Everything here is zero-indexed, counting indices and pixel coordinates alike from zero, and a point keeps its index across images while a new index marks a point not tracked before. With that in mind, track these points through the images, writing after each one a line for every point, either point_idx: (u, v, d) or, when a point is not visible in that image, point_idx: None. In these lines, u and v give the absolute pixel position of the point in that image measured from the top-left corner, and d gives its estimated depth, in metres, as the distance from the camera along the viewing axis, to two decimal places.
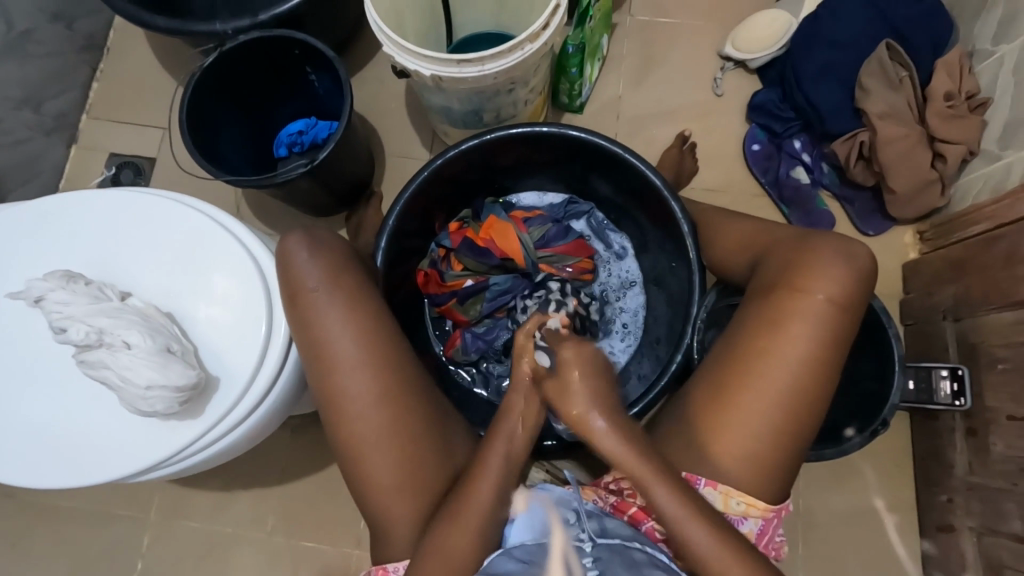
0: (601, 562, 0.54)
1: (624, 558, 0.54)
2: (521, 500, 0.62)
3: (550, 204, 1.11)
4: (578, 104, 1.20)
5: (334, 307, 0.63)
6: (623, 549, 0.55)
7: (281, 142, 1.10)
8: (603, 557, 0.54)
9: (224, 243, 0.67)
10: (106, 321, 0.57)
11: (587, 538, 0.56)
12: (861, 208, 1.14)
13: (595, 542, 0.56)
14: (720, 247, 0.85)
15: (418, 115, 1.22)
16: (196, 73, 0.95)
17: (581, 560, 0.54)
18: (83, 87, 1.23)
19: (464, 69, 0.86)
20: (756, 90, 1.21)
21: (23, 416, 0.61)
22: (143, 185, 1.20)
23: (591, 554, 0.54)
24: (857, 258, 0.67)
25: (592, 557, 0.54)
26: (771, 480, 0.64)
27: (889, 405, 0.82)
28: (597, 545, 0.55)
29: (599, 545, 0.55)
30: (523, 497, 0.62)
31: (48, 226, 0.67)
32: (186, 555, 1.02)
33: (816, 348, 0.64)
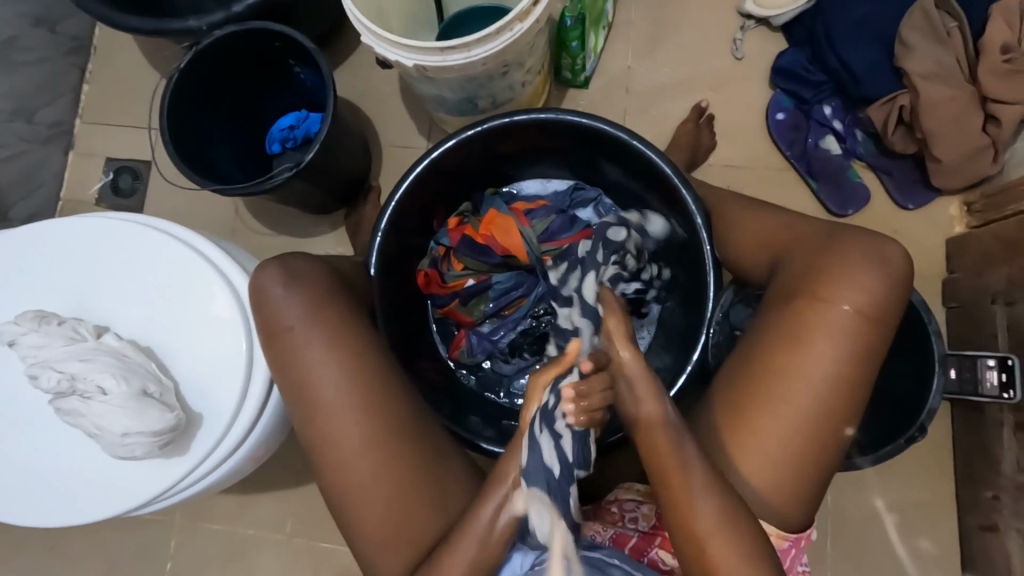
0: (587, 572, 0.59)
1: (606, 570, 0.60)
2: (522, 500, 0.59)
3: (554, 193, 1.04)
4: (583, 79, 1.10)
5: (317, 343, 0.62)
6: (602, 565, 0.60)
7: (273, 139, 1.06)
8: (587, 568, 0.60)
9: (201, 270, 0.65)
10: (77, 366, 0.56)
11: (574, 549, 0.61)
12: (900, 178, 1.03)
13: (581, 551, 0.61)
14: (737, 241, 0.77)
15: (414, 101, 1.15)
16: (174, 77, 0.90)
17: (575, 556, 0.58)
18: (73, 92, 1.20)
19: (449, 57, 0.78)
20: (782, 51, 1.09)
21: (12, 459, 0.61)
22: (141, 190, 1.16)
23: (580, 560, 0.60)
24: (889, 262, 0.60)
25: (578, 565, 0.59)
26: (794, 510, 0.60)
27: (927, 410, 0.75)
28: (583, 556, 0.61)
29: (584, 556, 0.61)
30: (523, 501, 0.59)
31: (22, 261, 0.65)
32: (209, 559, 1.04)
33: (841, 365, 0.59)
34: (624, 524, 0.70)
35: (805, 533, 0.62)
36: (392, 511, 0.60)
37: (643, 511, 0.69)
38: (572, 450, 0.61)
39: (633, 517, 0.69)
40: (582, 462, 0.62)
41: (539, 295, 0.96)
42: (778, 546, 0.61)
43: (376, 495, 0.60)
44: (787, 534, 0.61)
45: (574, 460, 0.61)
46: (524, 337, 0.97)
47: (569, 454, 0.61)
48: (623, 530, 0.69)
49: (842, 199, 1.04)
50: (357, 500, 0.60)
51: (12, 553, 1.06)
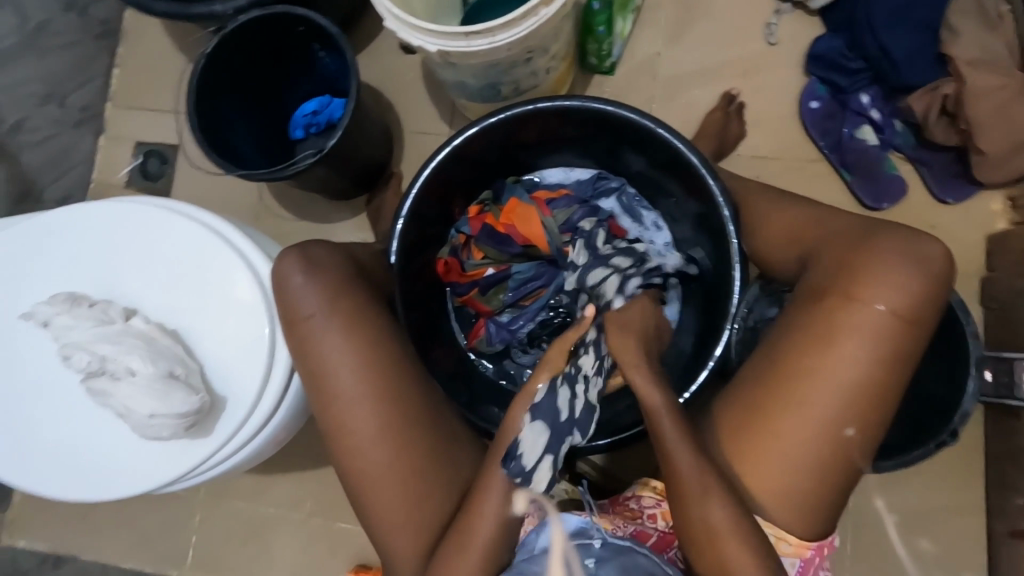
0: (603, 562, 0.54)
1: (629, 560, 0.55)
2: (522, 501, 0.58)
3: (577, 181, 1.02)
4: (609, 65, 1.07)
5: (335, 333, 0.62)
6: (629, 552, 0.56)
7: (296, 125, 1.06)
8: (607, 556, 0.55)
9: (225, 256, 0.65)
10: (107, 348, 0.58)
11: (598, 536, 0.57)
12: (939, 170, 0.99)
13: (605, 539, 0.57)
14: (764, 235, 0.75)
15: (436, 87, 1.14)
16: (200, 61, 0.91)
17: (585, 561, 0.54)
18: (104, 76, 1.22)
19: (474, 43, 0.77)
20: (818, 36, 1.05)
21: (44, 434, 0.63)
22: (168, 174, 1.18)
23: (595, 555, 0.55)
24: (928, 262, 0.58)
25: (595, 556, 0.55)
26: (813, 516, 0.59)
27: (959, 414, 0.72)
28: (606, 544, 0.56)
29: (606, 544, 0.56)
30: (523, 498, 0.58)
31: (54, 243, 0.67)
32: (231, 535, 1.07)
33: (871, 369, 0.57)
34: (643, 522, 0.68)
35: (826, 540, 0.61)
36: (408, 497, 0.61)
37: (662, 510, 0.68)
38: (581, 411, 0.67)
39: (653, 515, 0.68)
40: (585, 425, 0.67)
41: (559, 286, 0.94)
42: (797, 554, 0.60)
43: (393, 481, 0.61)
44: (808, 543, 0.60)
45: (578, 420, 0.66)
46: (543, 327, 0.95)
47: (575, 412, 0.66)
48: (643, 527, 0.67)
49: (876, 192, 1.00)
50: (374, 486, 0.61)
51: (49, 520, 1.11)
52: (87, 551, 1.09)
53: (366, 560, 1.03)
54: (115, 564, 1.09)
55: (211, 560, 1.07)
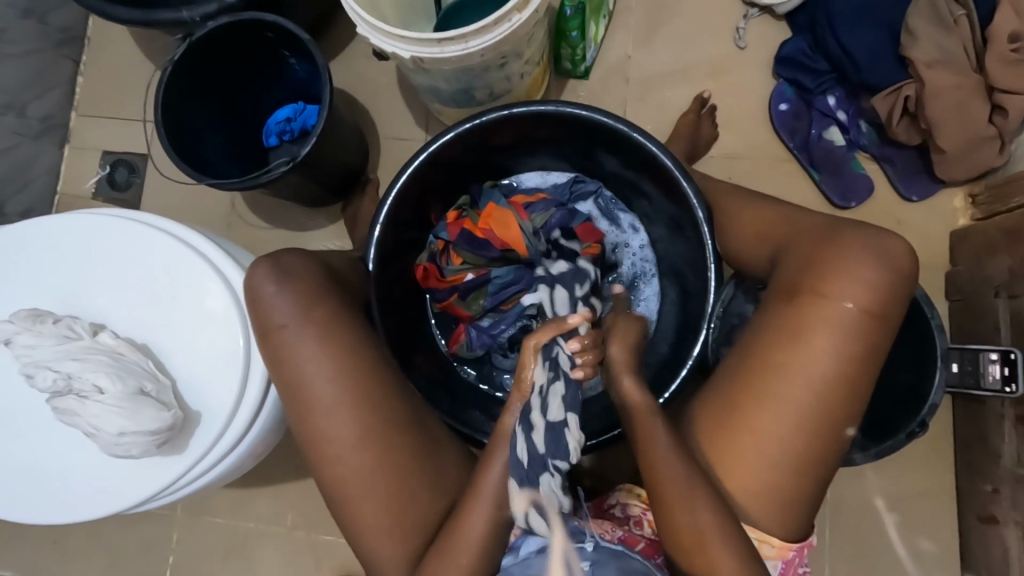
0: (598, 565, 0.55)
1: (622, 563, 0.56)
2: (521, 502, 0.58)
3: (554, 185, 1.03)
4: (584, 69, 1.08)
5: (309, 343, 0.61)
6: (623, 556, 0.57)
7: (269, 132, 1.04)
8: (602, 559, 0.56)
9: (196, 267, 0.64)
10: (72, 366, 0.56)
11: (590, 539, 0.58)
12: (903, 168, 1.02)
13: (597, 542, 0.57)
14: (738, 235, 0.76)
15: (411, 92, 1.13)
16: (167, 69, 0.89)
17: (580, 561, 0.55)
18: (67, 84, 1.18)
19: (446, 49, 0.77)
20: (784, 40, 1.07)
21: (8, 456, 0.61)
22: (137, 184, 1.15)
23: (591, 557, 0.56)
24: (893, 257, 0.59)
25: (590, 558, 0.55)
26: (792, 512, 0.60)
27: (929, 405, 0.74)
28: (599, 547, 0.57)
29: (600, 546, 0.57)
30: (523, 497, 0.58)
31: (16, 259, 0.65)
32: (211, 552, 1.04)
33: (842, 364, 0.58)
34: (631, 528, 0.68)
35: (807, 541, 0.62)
36: (390, 507, 0.60)
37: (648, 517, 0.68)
38: (542, 445, 0.60)
39: (640, 521, 0.68)
40: (556, 454, 0.61)
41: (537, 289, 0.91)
42: (779, 556, 0.61)
43: (374, 492, 0.60)
44: (790, 545, 0.61)
45: (550, 449, 0.61)
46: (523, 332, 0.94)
47: (541, 445, 0.60)
48: (631, 532, 0.67)
49: (844, 190, 1.03)
50: (355, 497, 0.60)
51: (17, 545, 1.07)
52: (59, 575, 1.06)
53: (351, 571, 1.02)
54: None
55: None
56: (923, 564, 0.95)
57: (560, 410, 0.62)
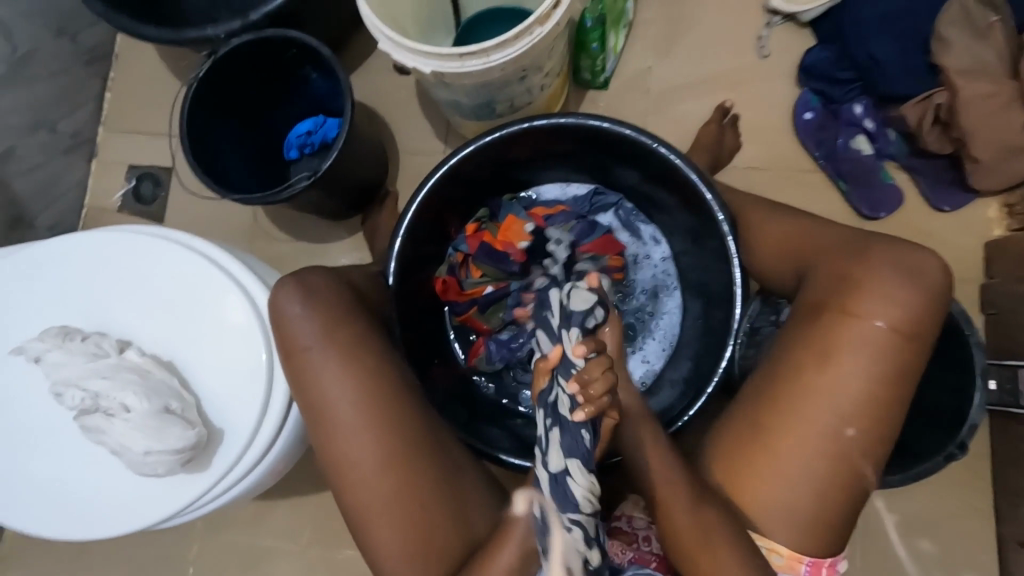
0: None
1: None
2: (522, 501, 0.58)
3: (574, 197, 1.01)
4: (603, 80, 1.08)
5: (332, 363, 0.61)
6: None
7: (291, 146, 1.05)
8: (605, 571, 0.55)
9: (220, 284, 0.64)
10: (100, 384, 0.57)
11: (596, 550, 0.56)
12: (934, 178, 0.99)
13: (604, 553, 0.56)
14: (764, 249, 0.74)
15: (430, 105, 1.14)
16: (192, 86, 0.90)
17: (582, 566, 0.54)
18: (96, 101, 1.21)
19: (468, 63, 0.77)
20: (808, 48, 1.05)
21: (36, 472, 0.61)
22: (161, 198, 1.17)
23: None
24: (929, 276, 0.57)
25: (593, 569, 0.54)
26: (817, 537, 0.58)
27: (968, 426, 0.71)
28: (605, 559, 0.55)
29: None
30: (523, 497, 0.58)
31: (46, 276, 0.66)
32: (230, 564, 1.04)
33: (875, 388, 0.56)
34: (640, 545, 0.67)
35: (827, 559, 0.59)
36: (412, 528, 0.59)
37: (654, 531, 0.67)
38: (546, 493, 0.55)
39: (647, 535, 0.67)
40: (563, 505, 0.54)
41: None
42: (790, 567, 0.59)
43: (396, 512, 0.59)
44: (801, 557, 0.58)
45: (558, 501, 0.54)
46: None
47: (547, 495, 0.55)
48: (640, 552, 0.67)
49: (872, 202, 1.00)
50: (376, 517, 0.60)
51: (43, 552, 1.09)
52: None
53: None
54: None
55: None
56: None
57: (561, 459, 0.54)
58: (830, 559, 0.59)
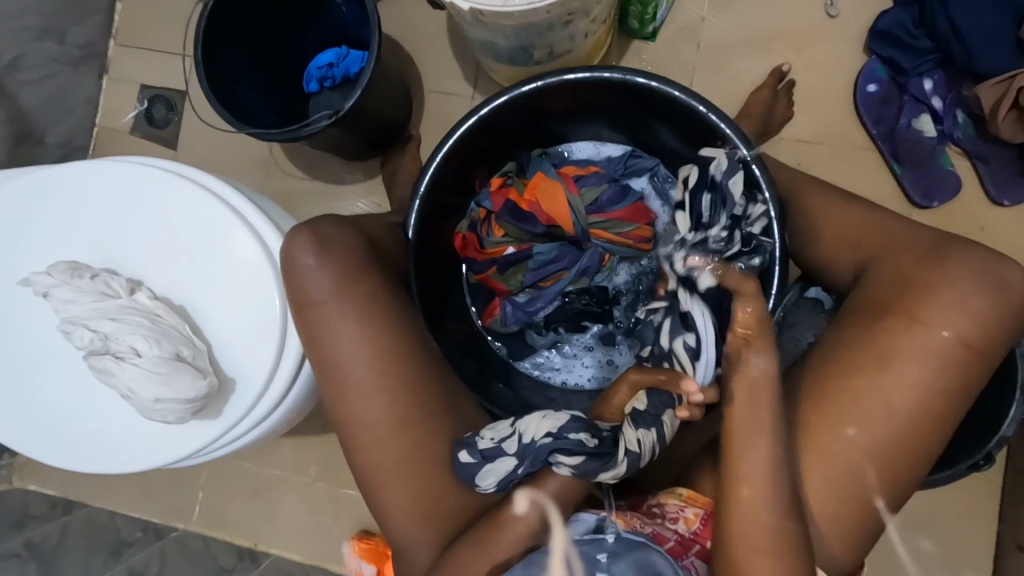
0: (615, 556, 0.52)
1: (639, 559, 0.52)
2: (522, 501, 0.58)
3: (608, 158, 0.95)
4: (652, 30, 0.99)
5: (346, 323, 0.59)
6: (643, 548, 0.52)
7: (310, 77, 0.98)
8: (619, 551, 0.52)
9: (232, 227, 0.61)
10: (111, 326, 0.55)
11: (610, 531, 0.54)
12: (998, 168, 0.92)
13: (619, 535, 0.54)
14: (815, 237, 0.69)
15: (461, 43, 1.06)
16: (209, 3, 0.83)
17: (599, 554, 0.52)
18: (107, 11, 1.13)
19: (511, 2, 0.69)
20: (883, 11, 0.96)
21: (48, 404, 0.61)
22: (174, 122, 1.12)
23: (609, 548, 0.53)
24: (1002, 285, 0.53)
25: (607, 551, 0.52)
26: (853, 547, 0.55)
27: (998, 437, 0.67)
28: (618, 539, 0.53)
29: (621, 538, 0.53)
30: (524, 497, 0.58)
31: (52, 204, 0.63)
32: (238, 492, 1.08)
33: (924, 398, 0.53)
34: (663, 523, 0.64)
35: None
36: (422, 491, 0.59)
37: (687, 515, 0.64)
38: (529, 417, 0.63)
39: (676, 518, 0.64)
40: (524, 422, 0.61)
41: (582, 270, 0.91)
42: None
43: (406, 475, 0.59)
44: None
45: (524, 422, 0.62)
46: (561, 312, 0.93)
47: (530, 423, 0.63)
48: (661, 528, 0.63)
49: (926, 188, 0.94)
50: (385, 479, 0.59)
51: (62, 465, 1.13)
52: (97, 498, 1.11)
53: (368, 527, 1.04)
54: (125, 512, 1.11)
55: (217, 514, 1.08)
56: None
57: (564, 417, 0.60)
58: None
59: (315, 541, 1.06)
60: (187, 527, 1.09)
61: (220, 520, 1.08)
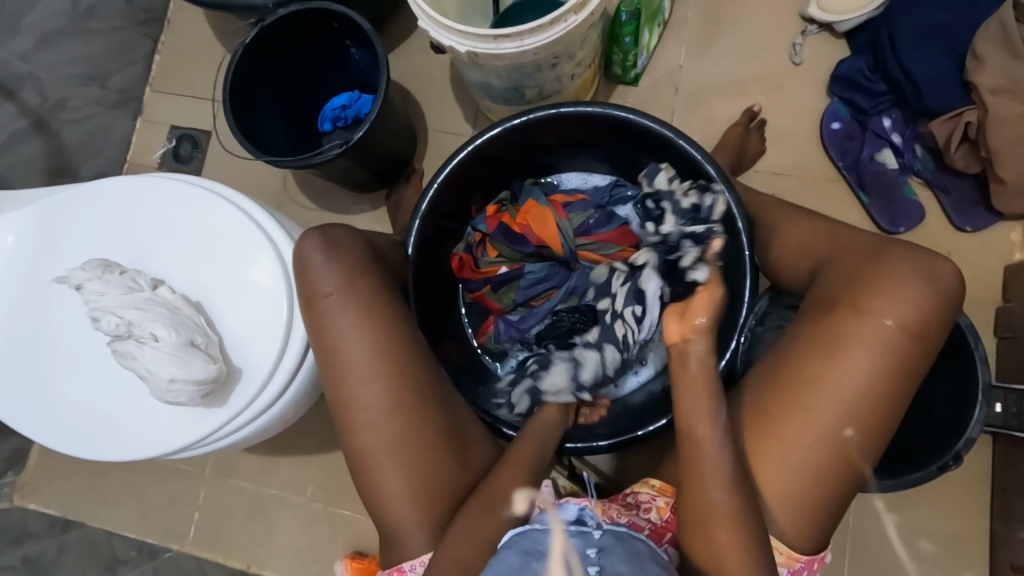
0: (605, 550, 0.53)
1: (628, 550, 0.54)
2: (523, 500, 0.63)
3: (594, 187, 1.03)
4: (633, 76, 1.09)
5: (350, 312, 0.64)
6: (629, 540, 0.55)
7: (325, 117, 1.09)
8: (608, 545, 0.54)
9: (248, 232, 0.68)
10: (134, 313, 0.61)
11: (596, 525, 0.56)
12: (957, 197, 0.99)
13: (603, 528, 0.55)
14: (779, 248, 0.75)
15: (462, 87, 1.17)
16: (239, 51, 0.95)
17: (588, 551, 0.53)
18: (145, 61, 1.26)
19: (502, 45, 0.79)
20: (842, 58, 1.06)
21: (72, 394, 0.66)
22: (199, 158, 1.22)
23: (597, 543, 0.54)
24: (939, 279, 0.59)
25: (596, 545, 0.53)
26: (815, 518, 0.59)
27: (965, 438, 0.72)
28: (606, 534, 0.55)
29: (606, 532, 0.55)
30: (523, 498, 0.63)
31: (90, 213, 0.70)
32: (234, 512, 1.09)
33: (874, 381, 0.58)
34: (638, 513, 0.67)
35: (818, 555, 0.61)
36: (412, 477, 0.63)
37: (658, 504, 0.67)
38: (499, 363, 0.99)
39: (649, 508, 0.67)
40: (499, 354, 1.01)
41: (570, 289, 0.95)
42: (785, 564, 0.60)
43: (397, 460, 0.63)
44: (798, 554, 0.60)
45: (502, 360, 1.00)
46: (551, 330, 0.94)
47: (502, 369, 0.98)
48: (636, 518, 0.66)
49: (893, 215, 1.00)
50: (377, 465, 0.63)
51: (62, 485, 1.14)
52: (94, 518, 1.13)
53: (362, 547, 1.05)
54: (121, 532, 1.11)
55: (212, 535, 1.09)
56: None
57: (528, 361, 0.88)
58: (820, 555, 0.61)
59: (309, 561, 1.06)
60: (181, 548, 1.09)
61: (214, 541, 1.08)
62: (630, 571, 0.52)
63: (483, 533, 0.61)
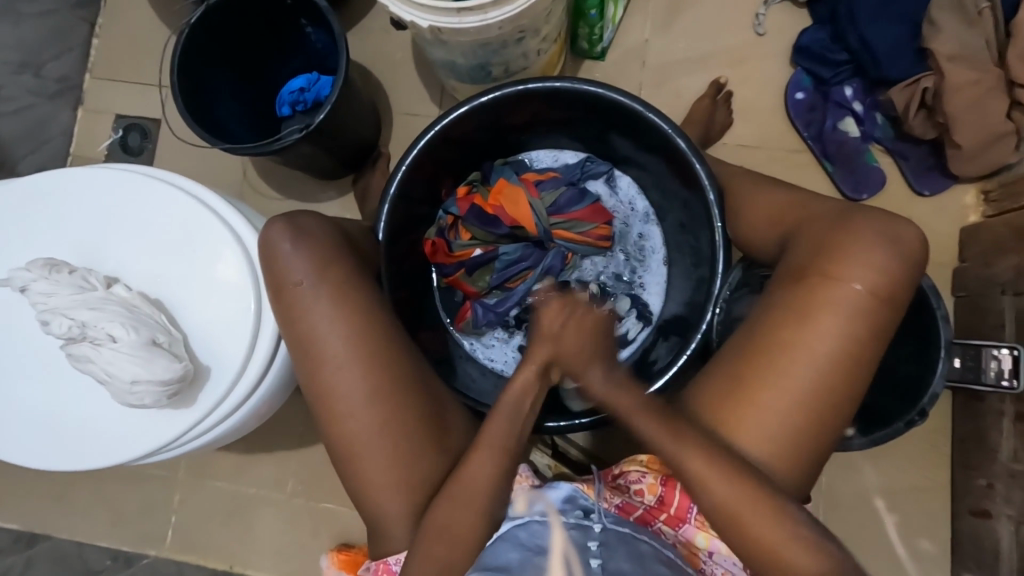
0: (608, 545, 0.58)
1: (630, 548, 0.59)
2: (522, 500, 0.64)
3: (565, 165, 1.02)
4: (600, 51, 1.08)
5: (322, 302, 0.62)
6: (631, 539, 0.60)
7: (283, 102, 1.04)
8: (609, 541, 0.59)
9: (208, 222, 0.65)
10: (88, 314, 0.58)
11: (597, 521, 0.61)
12: (916, 163, 1.02)
13: (606, 525, 0.60)
14: (750, 219, 0.76)
15: (426, 66, 1.13)
16: (185, 32, 0.89)
17: (590, 543, 0.58)
18: (83, 46, 1.17)
19: (465, 19, 0.76)
20: (803, 29, 1.07)
21: (26, 403, 0.63)
22: (150, 149, 1.15)
23: (599, 538, 0.59)
24: (903, 241, 0.61)
25: (597, 539, 0.59)
26: (791, 479, 0.61)
27: (930, 395, 0.76)
28: (606, 530, 0.60)
29: (608, 529, 0.60)
30: (523, 497, 0.64)
31: (32, 209, 0.66)
32: (213, 514, 1.06)
33: (845, 344, 0.59)
34: (631, 497, 0.68)
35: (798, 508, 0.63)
36: (397, 465, 0.62)
37: (648, 484, 0.67)
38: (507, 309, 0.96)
39: (640, 491, 0.67)
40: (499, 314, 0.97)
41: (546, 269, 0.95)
42: None
43: (380, 449, 0.62)
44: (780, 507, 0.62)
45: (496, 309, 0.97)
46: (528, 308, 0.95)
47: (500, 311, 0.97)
48: (629, 500, 0.67)
49: (856, 182, 1.02)
50: (361, 453, 0.62)
51: (25, 499, 1.09)
52: (63, 529, 1.08)
53: (348, 539, 1.03)
54: (93, 542, 1.07)
55: (191, 538, 1.06)
56: (927, 564, 0.95)
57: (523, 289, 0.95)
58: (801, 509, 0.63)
59: (294, 556, 1.04)
60: (158, 554, 1.06)
61: (194, 543, 1.06)
62: (631, 568, 0.57)
63: (473, 518, 0.61)
